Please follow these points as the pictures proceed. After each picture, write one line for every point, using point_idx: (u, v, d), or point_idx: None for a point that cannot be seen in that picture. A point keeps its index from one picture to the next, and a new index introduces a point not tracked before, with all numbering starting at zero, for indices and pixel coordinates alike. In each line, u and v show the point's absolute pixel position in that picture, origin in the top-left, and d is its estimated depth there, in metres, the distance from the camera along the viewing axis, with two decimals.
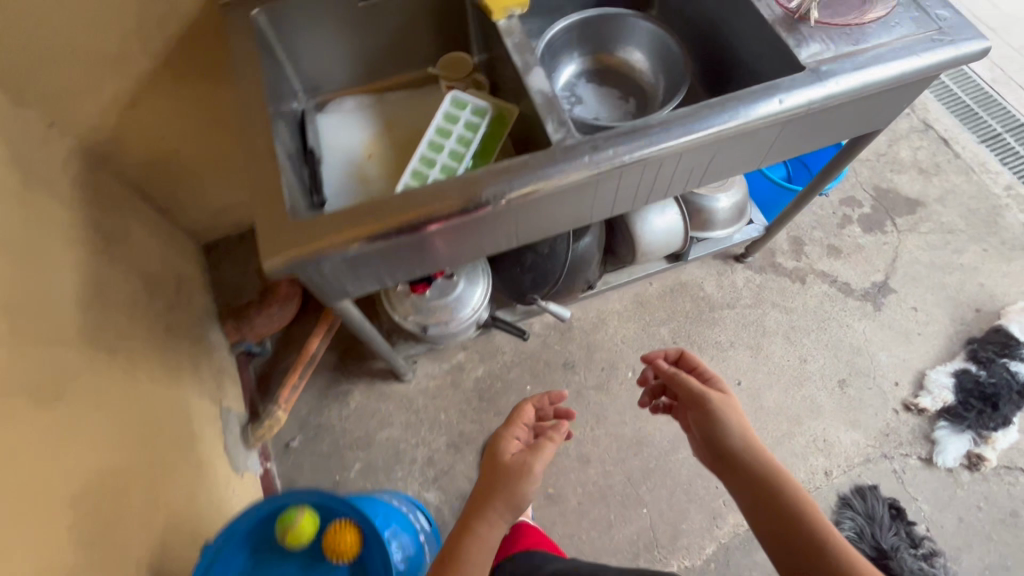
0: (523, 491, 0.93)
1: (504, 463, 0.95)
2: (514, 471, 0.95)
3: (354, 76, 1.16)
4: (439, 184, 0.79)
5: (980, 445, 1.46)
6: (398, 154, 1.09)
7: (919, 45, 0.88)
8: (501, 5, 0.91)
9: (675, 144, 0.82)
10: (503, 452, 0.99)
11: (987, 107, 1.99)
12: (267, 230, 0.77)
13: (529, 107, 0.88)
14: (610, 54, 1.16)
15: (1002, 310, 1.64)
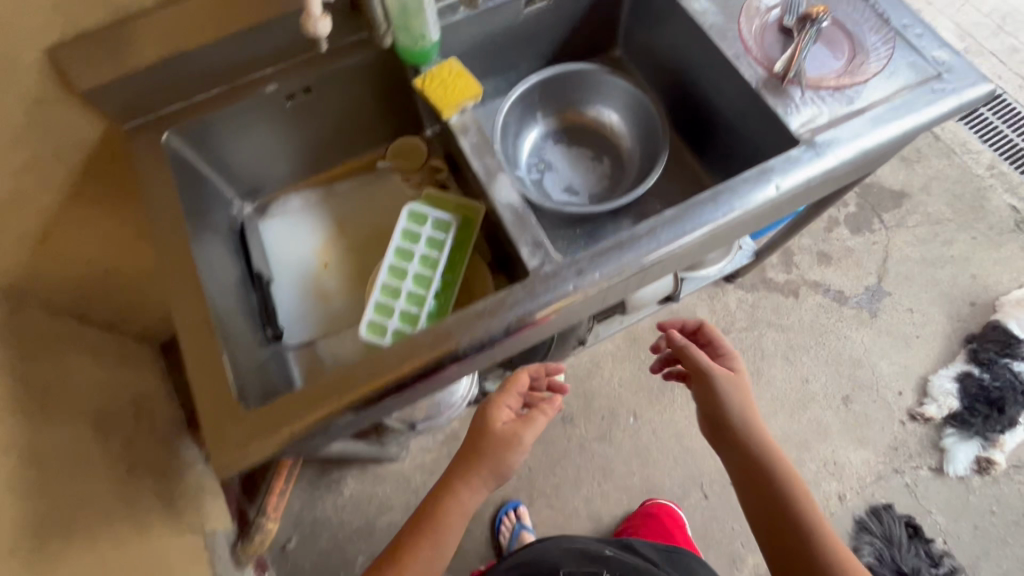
0: (509, 462, 0.89)
1: (491, 438, 0.88)
2: (502, 446, 0.88)
3: (295, 171, 1.03)
4: (410, 338, 0.69)
5: (989, 449, 1.45)
6: (357, 260, 0.98)
7: (920, 99, 0.79)
8: (452, 102, 0.79)
9: (665, 252, 0.73)
10: (491, 422, 0.91)
11: None
12: (216, 421, 0.66)
13: (497, 221, 0.78)
14: (576, 112, 1.06)
15: (997, 302, 1.61)
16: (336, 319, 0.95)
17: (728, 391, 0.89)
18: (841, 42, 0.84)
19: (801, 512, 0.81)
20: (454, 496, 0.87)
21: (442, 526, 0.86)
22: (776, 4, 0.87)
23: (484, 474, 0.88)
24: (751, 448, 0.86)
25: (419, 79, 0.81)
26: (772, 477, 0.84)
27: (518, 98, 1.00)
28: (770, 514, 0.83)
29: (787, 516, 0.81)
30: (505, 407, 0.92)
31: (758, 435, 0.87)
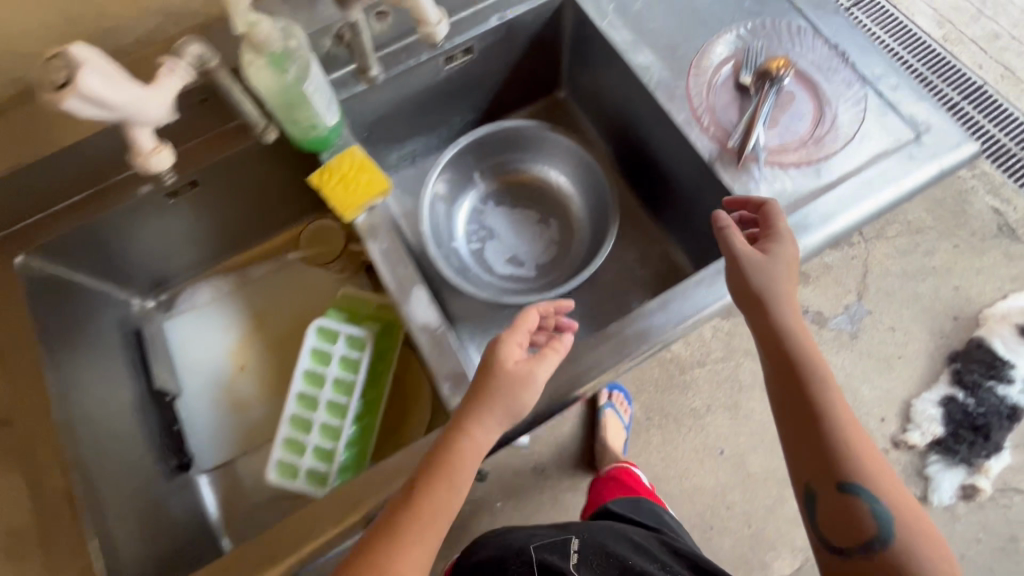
0: (523, 403, 0.59)
1: (492, 372, 0.58)
2: (508, 403, 0.58)
3: (200, 259, 0.90)
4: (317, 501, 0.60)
5: (974, 475, 1.40)
6: (276, 361, 0.88)
7: (896, 171, 0.69)
8: (354, 203, 0.67)
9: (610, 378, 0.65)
10: (496, 359, 0.59)
11: (940, 72, 1.78)
12: None
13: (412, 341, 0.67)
14: (517, 171, 0.95)
15: (980, 316, 1.54)
16: (256, 433, 0.85)
17: (777, 290, 0.63)
18: (805, 101, 0.73)
19: (860, 466, 0.59)
20: (445, 473, 0.56)
21: (416, 524, 0.55)
22: (731, 56, 0.75)
23: (484, 436, 0.58)
24: (800, 372, 0.62)
25: (317, 170, 0.69)
26: (828, 417, 0.61)
27: (448, 163, 0.90)
28: (817, 466, 0.60)
29: (837, 471, 0.59)
30: (512, 355, 0.59)
31: (812, 356, 0.62)
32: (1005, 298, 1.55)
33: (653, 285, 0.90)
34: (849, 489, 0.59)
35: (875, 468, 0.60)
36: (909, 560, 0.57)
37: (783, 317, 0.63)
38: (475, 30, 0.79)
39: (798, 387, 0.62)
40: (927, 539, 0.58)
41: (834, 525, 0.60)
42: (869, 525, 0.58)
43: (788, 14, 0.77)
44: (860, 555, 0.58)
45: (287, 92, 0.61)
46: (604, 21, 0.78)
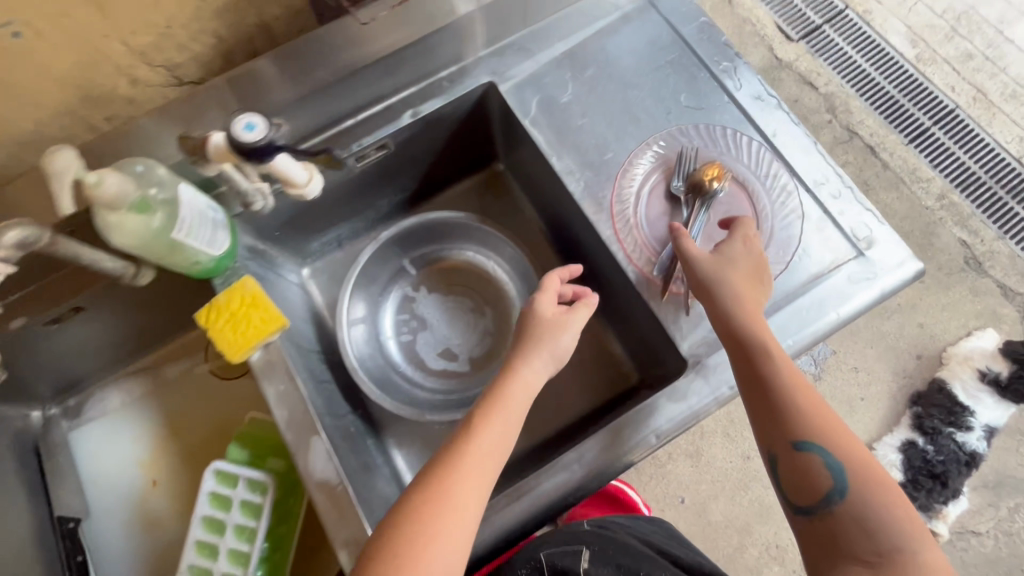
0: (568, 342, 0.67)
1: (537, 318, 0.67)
2: (553, 344, 0.66)
3: (111, 360, 0.84)
4: None
5: (931, 520, 1.30)
6: (191, 473, 0.83)
7: (833, 296, 0.64)
8: (240, 346, 0.61)
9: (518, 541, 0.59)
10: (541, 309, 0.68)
11: (909, 93, 1.49)
12: None
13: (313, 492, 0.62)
14: (450, 256, 0.89)
15: (944, 352, 1.36)
16: (171, 555, 0.79)
17: (717, 266, 0.61)
18: (741, 210, 0.68)
19: (812, 421, 0.56)
20: (492, 410, 0.61)
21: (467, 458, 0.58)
22: (664, 157, 0.70)
23: (531, 373, 0.65)
24: (742, 339, 0.58)
25: (206, 306, 0.63)
26: (775, 382, 0.57)
27: (369, 260, 0.84)
28: (770, 426, 0.57)
29: (787, 427, 0.56)
30: (549, 306, 0.68)
31: (758, 328, 0.58)
32: (970, 337, 1.35)
33: (593, 382, 0.85)
34: (800, 445, 0.55)
35: (829, 425, 0.56)
36: (866, 513, 0.52)
37: (725, 294, 0.59)
38: (389, 127, 0.71)
39: (744, 352, 0.58)
40: (889, 491, 0.53)
41: (795, 484, 0.55)
42: (824, 480, 0.54)
43: (726, 109, 0.71)
44: (822, 513, 0.54)
45: (154, 242, 0.55)
46: (528, 119, 0.71)
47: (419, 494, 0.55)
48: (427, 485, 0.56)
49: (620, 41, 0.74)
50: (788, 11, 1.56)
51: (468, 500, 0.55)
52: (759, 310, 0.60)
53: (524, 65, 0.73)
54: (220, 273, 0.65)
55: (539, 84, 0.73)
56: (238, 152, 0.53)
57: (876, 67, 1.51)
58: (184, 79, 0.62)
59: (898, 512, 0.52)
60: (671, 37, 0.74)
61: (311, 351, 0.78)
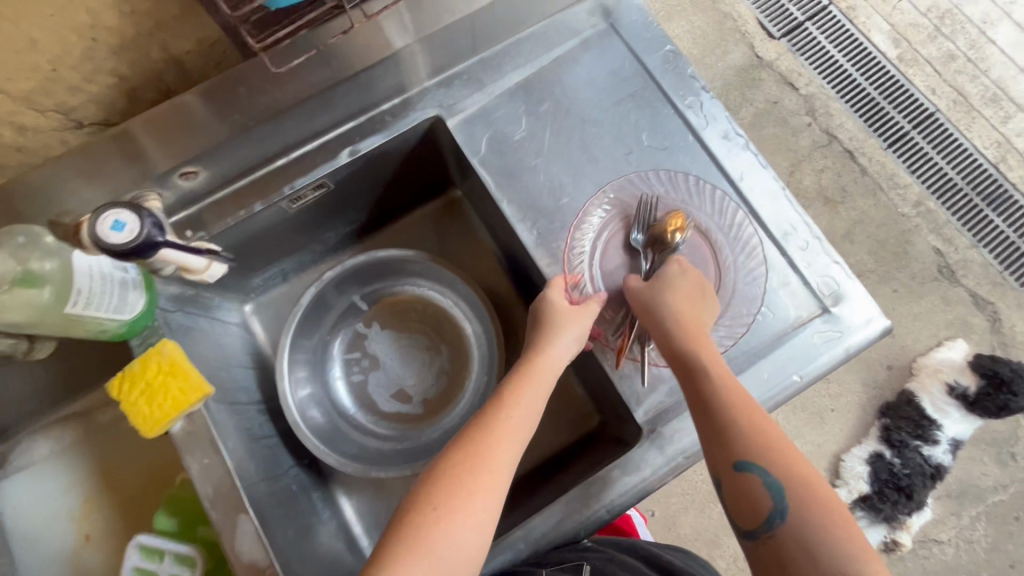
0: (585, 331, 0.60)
1: (555, 305, 0.60)
2: (577, 327, 0.60)
3: (37, 407, 0.78)
4: None
5: (895, 531, 1.19)
6: (126, 527, 0.79)
7: (797, 357, 0.61)
8: (155, 421, 0.56)
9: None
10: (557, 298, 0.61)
11: (887, 93, 1.38)
12: None
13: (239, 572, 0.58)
14: (403, 290, 0.84)
15: (914, 362, 1.25)
16: None
17: (660, 288, 0.59)
18: (701, 263, 0.64)
19: (753, 440, 0.51)
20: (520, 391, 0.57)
21: (499, 438, 0.54)
22: (621, 202, 0.65)
23: (559, 352, 0.59)
24: (682, 356, 0.56)
25: (120, 374, 0.58)
26: (715, 400, 0.53)
27: (312, 301, 0.78)
28: (711, 446, 0.53)
29: (727, 445, 0.52)
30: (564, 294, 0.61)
31: (694, 343, 0.56)
32: (940, 347, 1.25)
33: (553, 426, 0.80)
34: (740, 465, 0.51)
35: (773, 445, 0.51)
36: (808, 537, 0.47)
37: (665, 314, 0.57)
38: (325, 166, 0.65)
39: (685, 370, 0.55)
40: (834, 515, 0.48)
41: (737, 507, 0.51)
42: (764, 501, 0.49)
43: (689, 150, 0.66)
44: (766, 537, 0.48)
45: (45, 317, 0.49)
46: (477, 157, 0.66)
47: (447, 465, 0.52)
48: (457, 454, 0.53)
49: (579, 71, 0.68)
50: (770, 7, 1.44)
51: (501, 467, 0.53)
52: (700, 327, 0.57)
53: (473, 97, 0.67)
54: (135, 334, 0.59)
55: (490, 118, 0.67)
56: (110, 255, 0.47)
57: (855, 65, 1.40)
58: (86, 122, 0.56)
59: (846, 541, 0.46)
60: (634, 68, 0.68)
61: (250, 402, 0.72)
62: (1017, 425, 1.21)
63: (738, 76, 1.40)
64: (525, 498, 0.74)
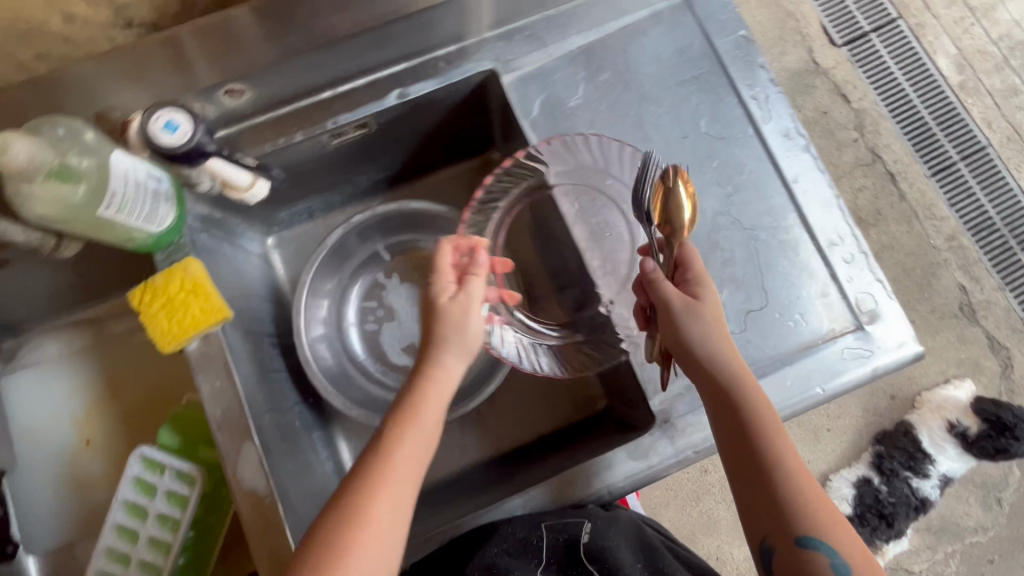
0: (465, 335, 0.55)
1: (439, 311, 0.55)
2: (457, 338, 0.55)
3: (52, 309, 0.79)
4: None
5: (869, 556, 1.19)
6: (130, 439, 0.79)
7: (821, 371, 0.59)
8: (175, 338, 0.56)
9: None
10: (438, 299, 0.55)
11: (941, 119, 1.33)
12: None
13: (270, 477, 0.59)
14: (422, 244, 0.83)
15: (918, 396, 1.23)
16: (97, 519, 0.77)
17: (705, 313, 0.54)
18: (737, 260, 0.62)
19: (812, 512, 0.50)
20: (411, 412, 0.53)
21: (391, 470, 0.50)
22: None
23: (448, 367, 0.55)
24: (738, 414, 0.52)
25: (142, 285, 0.57)
26: (775, 464, 0.51)
27: (335, 244, 0.78)
28: (764, 515, 0.50)
29: (789, 517, 0.49)
30: (444, 292, 0.56)
31: (749, 398, 0.52)
32: (947, 385, 1.23)
33: (556, 403, 0.80)
34: (803, 540, 0.49)
35: (829, 517, 0.50)
36: None
37: (713, 357, 0.53)
38: (371, 105, 0.64)
39: (736, 423, 0.52)
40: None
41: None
42: None
43: (747, 143, 0.64)
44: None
45: (75, 215, 0.48)
46: (527, 119, 0.64)
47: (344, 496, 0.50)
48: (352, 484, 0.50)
49: (645, 45, 0.65)
50: (836, 11, 1.37)
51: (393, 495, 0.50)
52: (749, 376, 0.54)
53: (532, 56, 0.65)
54: (162, 248, 0.58)
55: (546, 80, 0.65)
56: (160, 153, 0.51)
57: (912, 85, 1.34)
58: (135, 22, 0.51)
59: None
60: (703, 49, 0.65)
61: (264, 334, 0.72)
62: (1008, 472, 1.20)
63: (791, 79, 1.35)
64: (522, 467, 0.74)
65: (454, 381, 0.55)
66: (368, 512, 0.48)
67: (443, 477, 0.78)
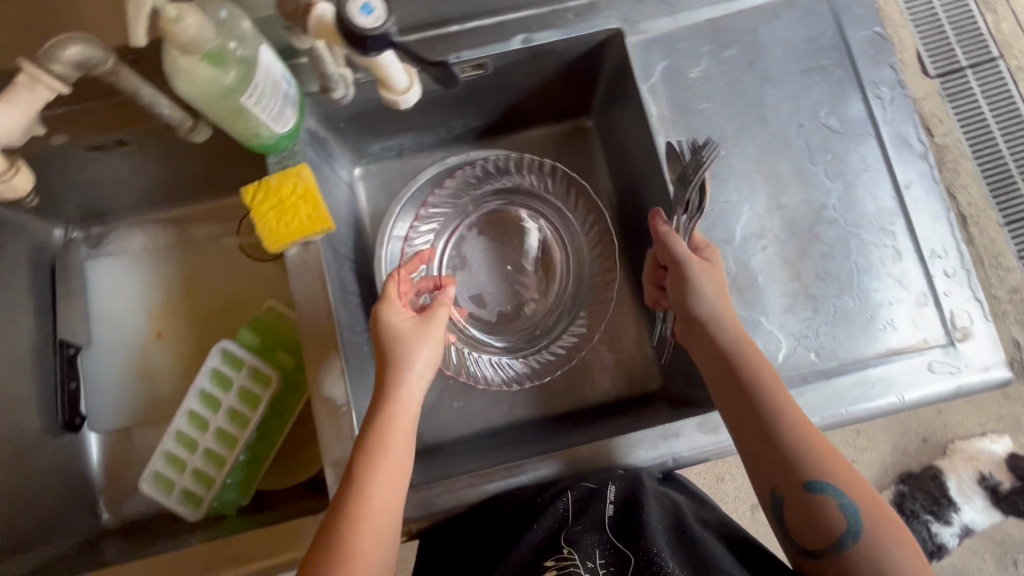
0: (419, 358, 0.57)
1: (392, 337, 0.57)
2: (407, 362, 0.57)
3: (143, 202, 0.82)
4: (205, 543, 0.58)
5: None
6: (197, 340, 0.82)
7: (904, 376, 0.59)
8: (283, 237, 0.57)
9: (499, 542, 0.55)
10: (392, 326, 0.58)
11: None
12: None
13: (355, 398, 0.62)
14: (513, 205, 0.82)
15: (950, 444, 1.18)
16: (157, 408, 0.80)
17: (710, 276, 0.58)
18: (835, 256, 0.61)
19: (817, 458, 0.52)
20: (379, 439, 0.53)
21: (370, 498, 0.51)
22: (778, 162, 0.63)
23: (413, 378, 0.57)
24: (739, 375, 0.55)
25: (256, 183, 0.59)
26: (778, 420, 0.53)
27: (428, 181, 0.81)
28: (770, 468, 0.52)
29: (795, 466, 0.52)
30: (398, 319, 0.58)
31: (749, 359, 0.55)
32: (982, 438, 1.17)
33: (610, 375, 0.80)
34: (811, 485, 0.51)
35: (834, 460, 0.52)
36: (882, 553, 0.48)
37: (716, 326, 0.57)
38: (495, 45, 0.64)
39: (738, 386, 0.55)
40: (897, 527, 0.50)
41: (803, 528, 0.51)
42: (838, 522, 0.50)
43: (865, 141, 0.63)
44: (835, 555, 0.49)
45: (222, 101, 0.50)
46: (646, 83, 0.64)
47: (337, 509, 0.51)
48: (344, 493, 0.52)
49: (776, 27, 0.65)
50: (933, 38, 1.29)
51: (386, 500, 0.52)
52: (745, 336, 0.57)
53: (661, 20, 0.64)
54: (276, 151, 0.60)
55: (670, 47, 0.64)
56: (344, 30, 0.46)
57: (1003, 132, 1.26)
58: None
59: (908, 550, 0.49)
60: (834, 40, 0.64)
61: (345, 256, 0.74)
62: None
63: None
64: (569, 430, 0.75)
65: (417, 400, 0.57)
66: (353, 542, 0.49)
67: (490, 427, 0.79)
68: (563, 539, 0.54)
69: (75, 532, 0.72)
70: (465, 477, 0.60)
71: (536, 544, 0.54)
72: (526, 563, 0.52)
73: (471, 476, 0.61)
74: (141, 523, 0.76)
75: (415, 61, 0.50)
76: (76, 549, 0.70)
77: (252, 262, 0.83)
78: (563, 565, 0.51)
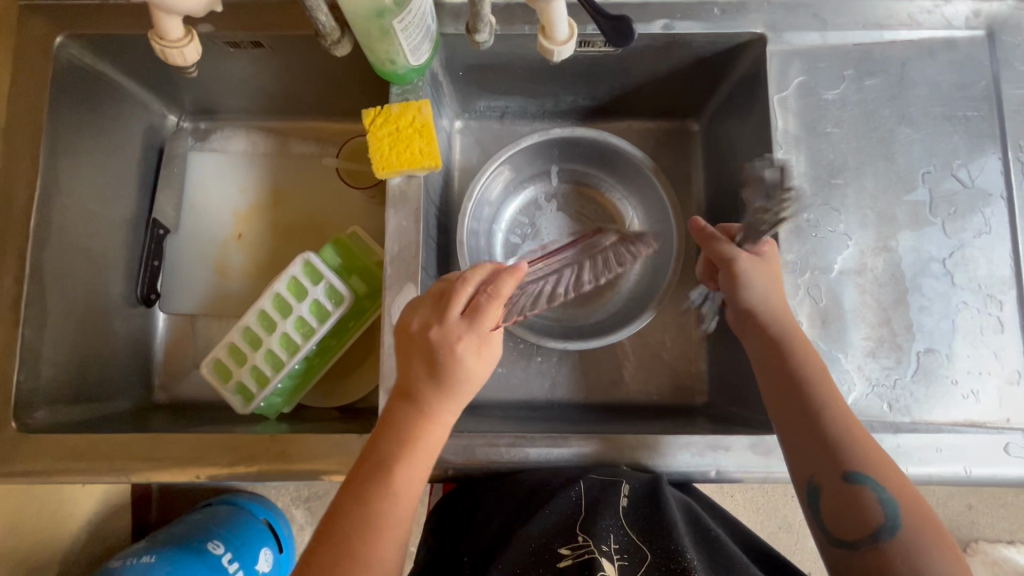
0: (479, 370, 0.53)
1: (452, 361, 0.51)
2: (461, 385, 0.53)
3: (251, 108, 0.85)
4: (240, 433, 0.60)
5: None
6: (274, 250, 0.85)
7: (977, 451, 0.56)
8: (394, 164, 0.60)
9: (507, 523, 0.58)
10: (456, 357, 0.51)
11: None
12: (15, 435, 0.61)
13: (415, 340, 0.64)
14: (600, 190, 0.83)
15: (971, 543, 1.08)
16: (223, 304, 0.84)
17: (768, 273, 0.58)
18: (931, 311, 0.59)
19: (860, 452, 0.50)
20: (404, 451, 0.52)
21: (391, 515, 0.50)
22: (895, 203, 0.60)
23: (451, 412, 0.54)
24: (788, 366, 0.55)
25: (377, 108, 0.61)
26: (826, 415, 0.52)
27: (527, 149, 0.78)
28: (812, 459, 0.51)
29: (837, 455, 0.50)
30: (471, 357, 0.52)
31: (802, 356, 0.55)
32: (1008, 546, 1.07)
33: (658, 379, 0.79)
34: (852, 476, 0.49)
35: (877, 455, 0.50)
36: (921, 557, 0.46)
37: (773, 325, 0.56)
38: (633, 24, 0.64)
39: (791, 383, 0.54)
40: (939, 530, 0.48)
41: (840, 519, 0.49)
42: (875, 514, 0.48)
43: (992, 203, 0.60)
44: (870, 548, 0.47)
45: (375, 20, 0.52)
46: (778, 95, 0.62)
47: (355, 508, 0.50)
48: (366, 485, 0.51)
49: (926, 66, 0.62)
50: None
51: (402, 520, 0.51)
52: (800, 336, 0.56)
53: (808, 34, 0.63)
54: (402, 82, 0.61)
55: (811, 63, 0.63)
56: None
57: None
58: None
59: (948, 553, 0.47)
60: (985, 92, 0.61)
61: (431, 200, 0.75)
62: None
63: None
64: (604, 419, 0.75)
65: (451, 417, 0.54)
66: (372, 540, 0.49)
67: (528, 400, 0.78)
68: (579, 527, 0.54)
69: (130, 398, 0.76)
70: (508, 435, 0.61)
71: (549, 527, 0.55)
72: (542, 544, 0.53)
73: (512, 435, 0.61)
74: (188, 405, 0.80)
75: (591, 15, 0.49)
76: (128, 412, 0.74)
77: (338, 188, 0.86)
78: (580, 556, 0.51)
